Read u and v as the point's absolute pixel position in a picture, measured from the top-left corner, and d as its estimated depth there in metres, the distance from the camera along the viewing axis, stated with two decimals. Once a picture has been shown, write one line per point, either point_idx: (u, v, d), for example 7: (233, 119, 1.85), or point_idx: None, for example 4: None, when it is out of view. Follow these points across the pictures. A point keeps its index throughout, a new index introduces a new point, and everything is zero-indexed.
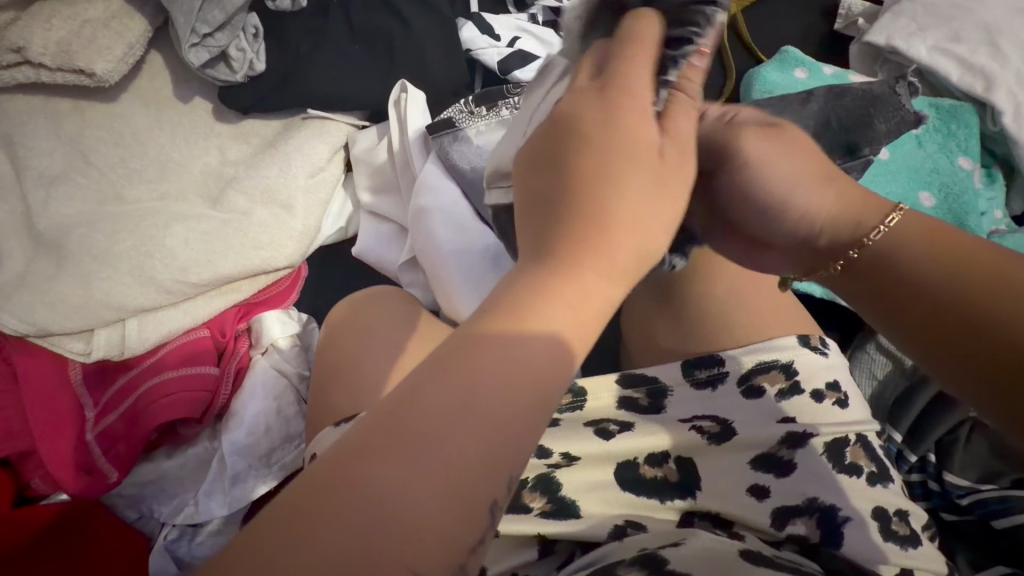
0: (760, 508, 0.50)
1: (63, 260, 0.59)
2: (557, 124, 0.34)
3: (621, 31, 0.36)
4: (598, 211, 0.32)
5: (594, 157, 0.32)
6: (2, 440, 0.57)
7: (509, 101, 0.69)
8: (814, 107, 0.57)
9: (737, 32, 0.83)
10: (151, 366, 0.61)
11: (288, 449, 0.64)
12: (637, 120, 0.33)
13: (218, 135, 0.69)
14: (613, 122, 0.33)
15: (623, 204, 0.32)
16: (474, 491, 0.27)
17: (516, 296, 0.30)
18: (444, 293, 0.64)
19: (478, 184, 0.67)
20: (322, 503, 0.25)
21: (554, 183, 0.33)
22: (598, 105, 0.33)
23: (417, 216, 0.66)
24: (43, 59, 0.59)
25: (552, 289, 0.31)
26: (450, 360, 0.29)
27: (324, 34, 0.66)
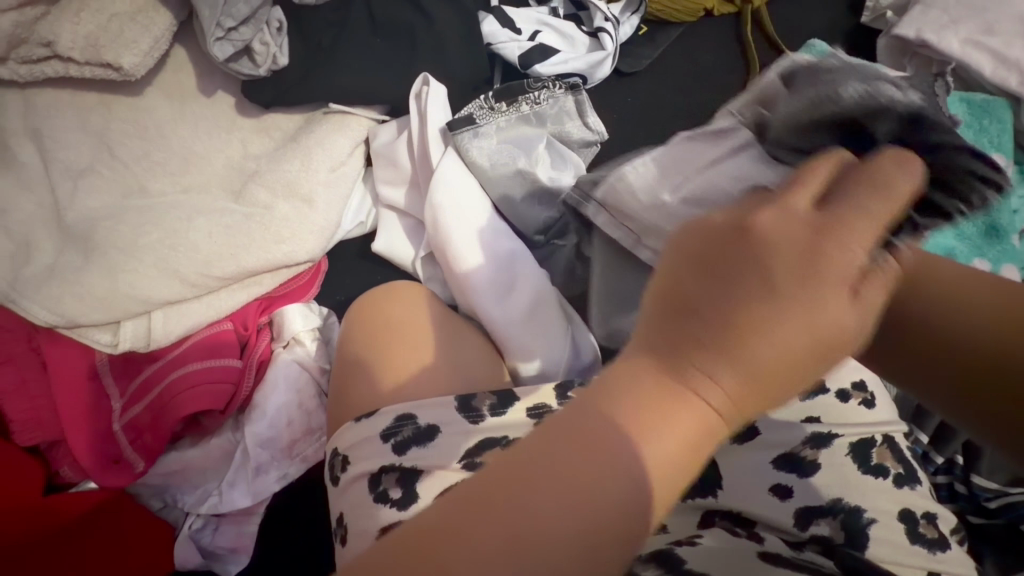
0: (783, 507, 0.49)
1: (90, 252, 0.60)
2: (741, 227, 0.30)
3: (887, 157, 0.33)
4: (739, 330, 0.28)
5: (770, 279, 0.29)
6: (33, 428, 0.58)
7: (529, 96, 0.69)
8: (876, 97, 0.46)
9: (761, 25, 0.82)
10: (175, 358, 0.61)
11: (310, 441, 0.65)
12: (838, 257, 0.29)
13: (240, 129, 0.69)
14: (809, 252, 0.29)
15: (775, 335, 0.28)
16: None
17: (636, 409, 0.29)
18: (462, 291, 0.64)
19: (500, 178, 0.67)
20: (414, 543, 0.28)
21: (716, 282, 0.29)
22: (801, 239, 0.29)
23: (432, 214, 0.65)
24: (72, 53, 0.60)
25: (666, 412, 0.29)
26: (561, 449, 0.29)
27: (348, 28, 0.66)
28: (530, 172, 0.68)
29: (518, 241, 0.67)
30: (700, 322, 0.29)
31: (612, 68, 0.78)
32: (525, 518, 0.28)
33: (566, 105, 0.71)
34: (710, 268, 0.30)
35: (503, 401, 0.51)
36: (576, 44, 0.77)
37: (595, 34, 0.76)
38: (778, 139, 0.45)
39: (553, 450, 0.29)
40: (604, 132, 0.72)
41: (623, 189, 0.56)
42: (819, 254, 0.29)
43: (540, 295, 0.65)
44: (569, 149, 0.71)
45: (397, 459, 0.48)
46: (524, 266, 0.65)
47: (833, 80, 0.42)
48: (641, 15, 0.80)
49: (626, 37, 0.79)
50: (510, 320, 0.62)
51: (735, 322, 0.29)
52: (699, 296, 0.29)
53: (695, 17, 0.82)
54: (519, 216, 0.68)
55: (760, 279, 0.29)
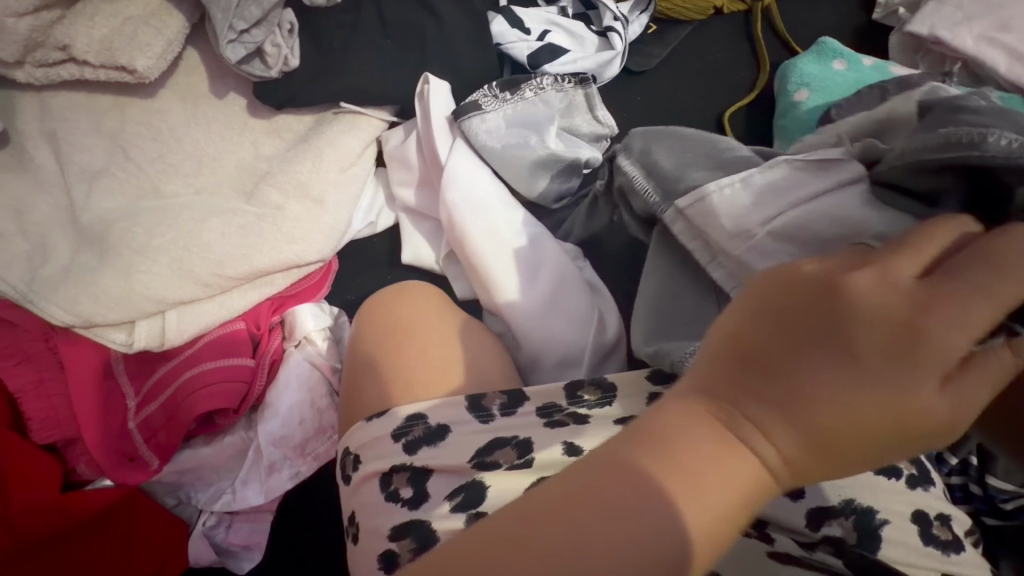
0: (794, 507, 0.48)
1: (105, 253, 0.61)
2: (833, 288, 0.30)
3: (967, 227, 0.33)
4: (812, 390, 0.29)
5: (851, 344, 0.29)
6: (51, 426, 0.60)
7: (533, 84, 0.70)
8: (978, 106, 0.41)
9: (771, 24, 0.82)
10: (190, 357, 0.62)
11: (322, 440, 0.65)
12: (938, 334, 0.28)
13: (252, 131, 0.70)
14: (901, 325, 0.29)
15: (847, 403, 0.28)
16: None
17: (694, 457, 0.30)
18: (484, 284, 0.65)
19: (512, 159, 0.68)
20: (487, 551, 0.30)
21: (797, 339, 0.30)
22: (892, 308, 0.29)
23: (445, 212, 0.66)
24: (87, 56, 0.61)
25: (721, 467, 0.30)
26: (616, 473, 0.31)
27: (359, 29, 0.67)
28: (543, 147, 0.69)
29: (538, 226, 0.66)
30: (773, 375, 0.30)
31: (621, 67, 0.78)
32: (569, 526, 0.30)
33: (576, 98, 0.72)
34: (793, 322, 0.30)
35: (512, 400, 0.51)
36: (585, 43, 0.77)
37: (604, 33, 0.76)
38: (886, 172, 0.39)
39: (610, 475, 0.31)
40: (614, 124, 0.72)
41: (709, 210, 0.45)
42: (914, 327, 0.28)
43: (564, 274, 0.63)
44: (579, 139, 0.72)
45: (408, 458, 0.49)
46: (545, 247, 0.64)
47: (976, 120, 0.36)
48: (650, 14, 0.80)
49: (636, 36, 0.79)
50: (534, 307, 0.62)
51: (805, 383, 0.29)
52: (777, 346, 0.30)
53: (704, 15, 0.82)
54: (537, 193, 0.69)
55: (844, 340, 0.29)
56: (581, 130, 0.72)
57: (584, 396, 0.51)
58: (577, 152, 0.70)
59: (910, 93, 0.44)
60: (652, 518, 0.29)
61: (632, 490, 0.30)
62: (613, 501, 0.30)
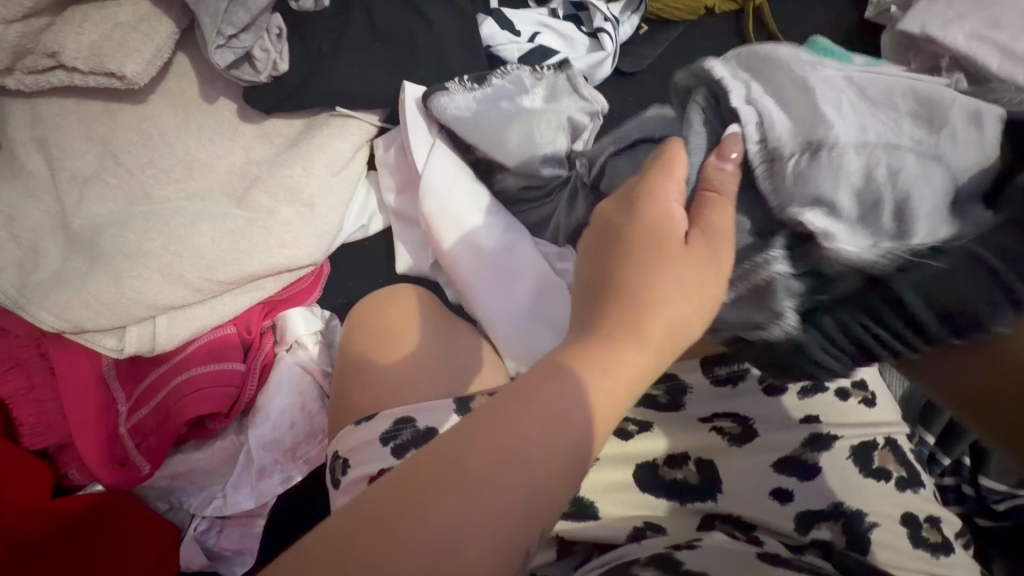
0: (783, 511, 0.49)
1: (96, 259, 0.61)
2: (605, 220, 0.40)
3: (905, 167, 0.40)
4: (622, 282, 0.37)
5: (624, 241, 0.38)
6: (42, 431, 0.60)
7: (500, 71, 0.68)
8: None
9: (764, 24, 0.81)
10: (180, 362, 0.62)
11: (313, 444, 0.65)
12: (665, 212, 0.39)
13: (242, 135, 0.70)
14: (650, 217, 0.38)
15: (675, 300, 0.36)
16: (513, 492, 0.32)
17: (582, 350, 0.35)
18: (467, 290, 0.65)
19: (492, 131, 0.65)
20: (429, 473, 0.31)
21: (602, 257, 0.39)
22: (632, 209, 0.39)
23: (426, 224, 0.66)
24: (76, 63, 0.61)
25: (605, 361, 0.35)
26: (532, 386, 0.34)
27: (348, 32, 0.67)
28: (522, 118, 0.65)
29: (519, 230, 0.66)
30: (600, 283, 0.38)
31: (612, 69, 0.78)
32: (508, 440, 0.32)
33: (558, 83, 0.69)
34: (606, 249, 0.39)
35: None
36: (576, 44, 0.76)
37: (595, 34, 0.76)
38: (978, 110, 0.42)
39: (527, 392, 0.34)
40: (603, 102, 0.68)
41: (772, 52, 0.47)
42: (655, 217, 0.38)
43: (548, 278, 0.64)
44: (561, 113, 0.67)
45: (396, 462, 0.49)
46: (523, 252, 0.65)
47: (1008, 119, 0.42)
48: (641, 15, 0.80)
49: (627, 36, 0.79)
50: (518, 313, 0.63)
51: (620, 279, 0.37)
52: (604, 266, 0.38)
53: (697, 15, 0.81)
54: (520, 159, 0.65)
55: (659, 248, 0.37)
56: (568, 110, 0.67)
57: None
58: (559, 119, 0.66)
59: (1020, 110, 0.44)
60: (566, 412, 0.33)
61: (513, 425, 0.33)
62: (500, 434, 0.32)
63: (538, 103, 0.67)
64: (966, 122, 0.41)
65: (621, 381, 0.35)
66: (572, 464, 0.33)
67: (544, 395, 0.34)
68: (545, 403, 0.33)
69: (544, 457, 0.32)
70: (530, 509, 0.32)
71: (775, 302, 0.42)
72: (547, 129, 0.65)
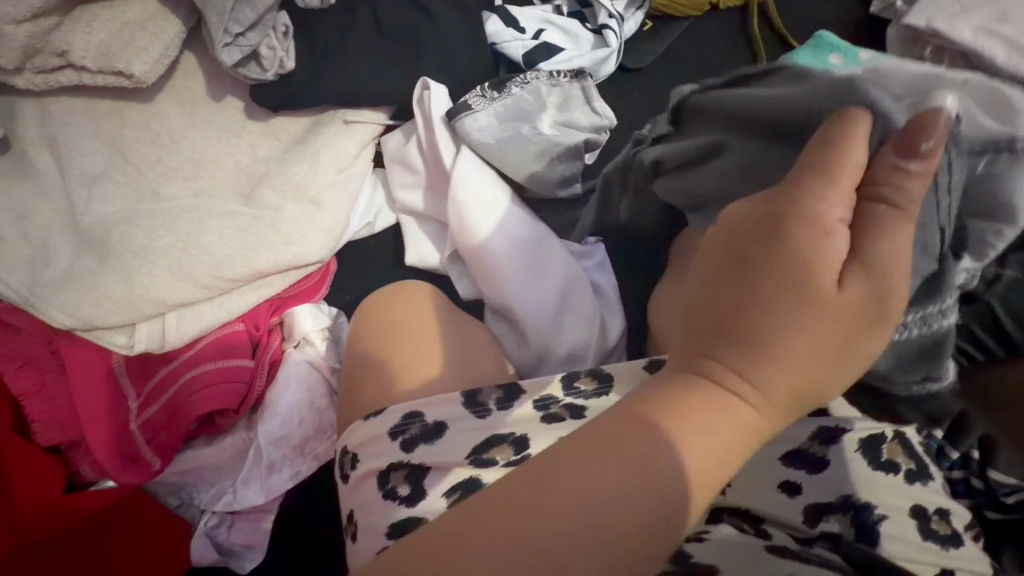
0: (792, 504, 0.49)
1: (106, 256, 0.62)
2: (761, 222, 0.34)
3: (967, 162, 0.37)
4: (751, 331, 0.33)
5: (760, 274, 0.33)
6: (54, 428, 0.60)
7: (519, 79, 0.70)
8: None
9: (768, 18, 0.81)
10: (189, 358, 0.63)
11: (322, 439, 0.65)
12: (819, 242, 0.32)
13: (249, 133, 0.70)
14: (802, 254, 0.32)
15: (795, 361, 0.33)
16: (592, 533, 0.31)
17: (682, 399, 0.33)
18: (489, 284, 0.65)
19: (513, 155, 0.69)
20: (518, 502, 0.32)
21: (735, 282, 0.34)
22: (774, 231, 0.33)
23: (455, 212, 0.66)
24: (85, 62, 0.62)
25: (704, 414, 0.33)
26: (632, 427, 0.33)
27: (353, 30, 0.67)
28: (538, 137, 0.70)
29: (540, 227, 0.67)
30: (727, 325, 0.34)
31: (617, 65, 0.78)
32: (598, 484, 0.32)
33: (572, 92, 0.73)
34: (738, 269, 0.34)
35: (509, 395, 0.52)
36: (581, 41, 0.76)
37: (599, 31, 0.76)
38: None
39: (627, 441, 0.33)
40: (612, 115, 0.72)
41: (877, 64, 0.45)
42: (804, 257, 0.32)
43: (571, 278, 0.65)
44: (577, 131, 0.72)
45: (406, 456, 0.49)
46: (548, 250, 0.66)
47: None
48: (645, 11, 0.80)
49: (631, 32, 0.79)
50: (541, 309, 0.64)
51: (745, 322, 0.33)
52: (731, 292, 0.34)
53: (702, 11, 0.81)
54: (537, 178, 0.70)
55: (792, 295, 0.32)
56: (581, 123, 0.72)
57: (582, 386, 0.51)
58: (574, 137, 0.71)
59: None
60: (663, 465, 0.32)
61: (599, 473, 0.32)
62: (581, 482, 0.32)
63: (554, 119, 0.71)
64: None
65: (722, 440, 0.33)
66: (657, 528, 0.32)
67: (638, 444, 0.32)
68: (642, 452, 0.32)
69: (628, 514, 0.31)
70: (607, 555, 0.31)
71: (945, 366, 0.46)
72: (564, 151, 0.70)
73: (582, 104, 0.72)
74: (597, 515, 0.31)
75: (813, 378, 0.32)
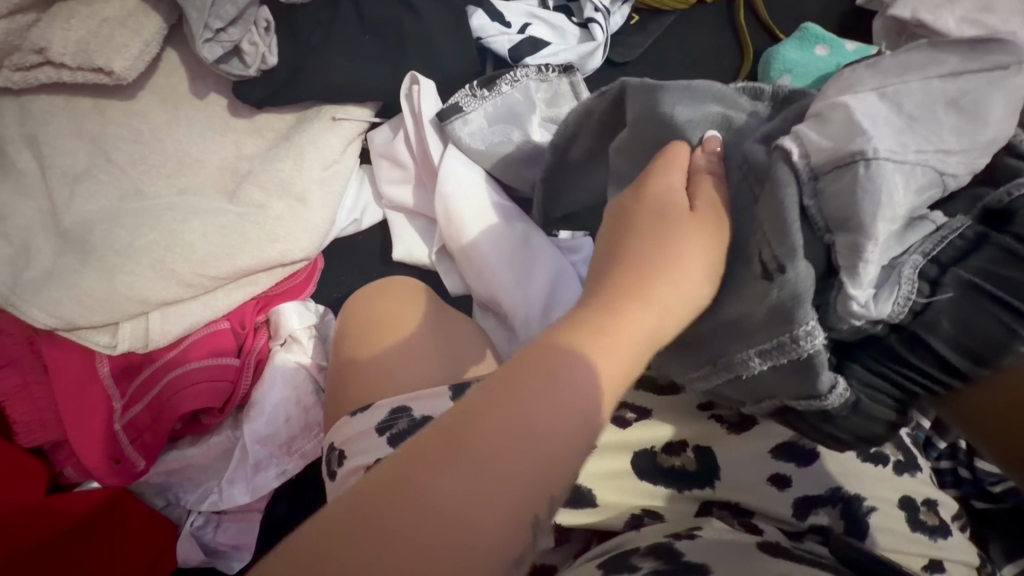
0: (781, 497, 0.48)
1: (87, 256, 0.61)
2: (638, 196, 0.41)
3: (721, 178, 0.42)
4: (633, 269, 0.38)
5: (639, 229, 0.40)
6: (37, 429, 0.60)
7: (509, 77, 0.67)
8: (899, 197, 0.33)
9: (755, 11, 0.81)
10: (174, 358, 0.62)
11: (309, 438, 0.65)
12: (669, 204, 0.40)
13: (233, 130, 0.70)
14: (663, 203, 0.40)
15: (675, 275, 0.38)
16: (523, 441, 0.32)
17: (577, 318, 0.37)
18: (480, 279, 0.65)
19: (501, 157, 0.66)
20: (457, 434, 0.32)
21: (622, 238, 0.40)
22: (651, 201, 0.40)
23: (444, 206, 0.65)
24: (64, 59, 0.61)
25: (596, 329, 0.36)
26: (538, 355, 0.35)
27: (337, 26, 0.67)
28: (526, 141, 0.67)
29: (528, 220, 0.66)
30: (610, 271, 0.39)
31: (604, 59, 0.77)
32: (524, 404, 0.33)
33: (561, 88, 0.70)
34: (630, 225, 0.41)
35: None
36: (567, 35, 0.76)
37: (586, 25, 0.76)
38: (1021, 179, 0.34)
39: (535, 367, 0.34)
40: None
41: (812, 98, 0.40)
42: (664, 211, 0.40)
43: (559, 273, 0.65)
44: None
45: (393, 451, 0.49)
46: (536, 240, 0.65)
47: (909, 171, 0.34)
48: (631, 5, 0.80)
49: (618, 27, 0.79)
50: (529, 300, 0.63)
51: (631, 254, 0.39)
52: (621, 240, 0.40)
53: (687, 3, 0.81)
54: (520, 180, 0.67)
55: (658, 220, 0.40)
56: None
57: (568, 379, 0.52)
58: None
59: (901, 158, 0.33)
60: (570, 378, 0.34)
61: (523, 404, 0.33)
62: (518, 407, 0.33)
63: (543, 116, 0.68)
64: (886, 185, 0.33)
65: (621, 361, 0.35)
66: (570, 439, 0.33)
67: (551, 363, 0.34)
68: (548, 366, 0.34)
69: (543, 428, 0.32)
70: (540, 466, 0.32)
71: (822, 377, 0.37)
72: None
73: (571, 100, 0.69)
74: (525, 429, 0.32)
75: (671, 295, 0.37)
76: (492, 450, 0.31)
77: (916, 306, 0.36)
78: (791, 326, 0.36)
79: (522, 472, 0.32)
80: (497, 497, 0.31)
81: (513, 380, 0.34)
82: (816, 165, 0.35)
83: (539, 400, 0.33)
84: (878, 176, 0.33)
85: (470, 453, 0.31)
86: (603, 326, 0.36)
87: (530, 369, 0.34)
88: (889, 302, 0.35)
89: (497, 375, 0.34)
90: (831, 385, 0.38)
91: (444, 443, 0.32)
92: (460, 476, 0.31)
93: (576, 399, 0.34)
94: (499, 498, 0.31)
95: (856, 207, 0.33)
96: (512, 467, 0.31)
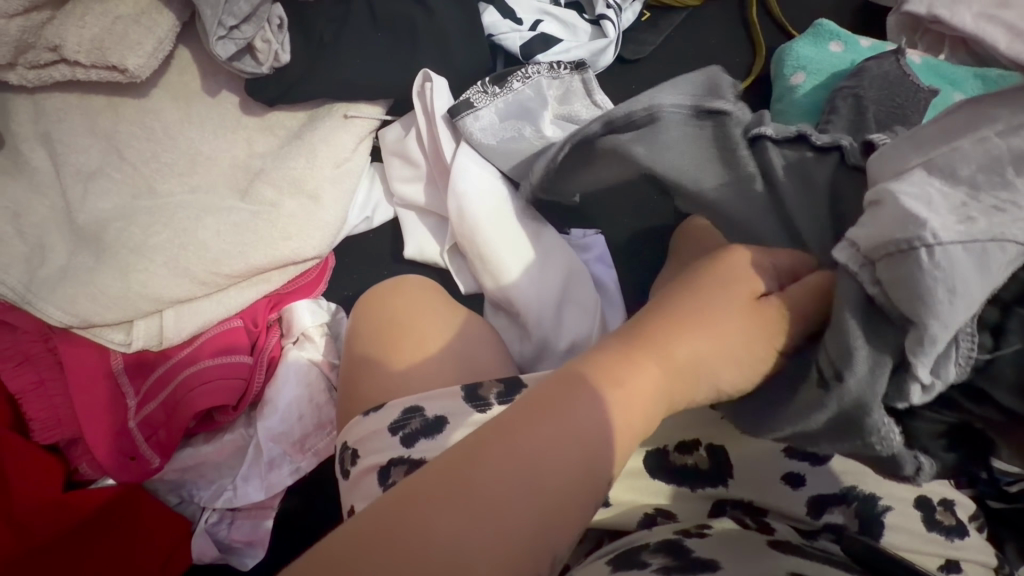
0: (795, 496, 0.48)
1: (102, 253, 0.61)
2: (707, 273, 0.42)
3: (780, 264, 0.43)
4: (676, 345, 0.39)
5: (692, 305, 0.41)
6: (53, 426, 0.60)
7: (521, 73, 0.67)
8: (970, 283, 0.32)
9: (767, 7, 0.80)
10: (187, 356, 0.62)
11: (321, 435, 0.65)
12: (731, 286, 0.41)
13: (244, 128, 0.70)
14: (727, 283, 0.41)
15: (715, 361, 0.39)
16: (531, 474, 0.32)
17: (601, 363, 0.38)
18: (495, 282, 0.64)
19: (513, 152, 0.65)
20: (469, 462, 0.33)
21: (673, 307, 0.41)
22: (714, 281, 0.41)
23: (456, 203, 0.65)
24: (78, 57, 0.61)
25: (617, 376, 0.37)
26: (557, 391, 0.36)
27: (350, 23, 0.66)
28: (539, 137, 0.66)
29: (539, 217, 0.66)
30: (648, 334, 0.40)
31: (615, 56, 0.77)
32: (536, 439, 0.33)
33: (573, 85, 0.70)
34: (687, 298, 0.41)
35: (510, 388, 0.51)
36: (579, 32, 0.76)
37: (597, 21, 0.76)
38: None
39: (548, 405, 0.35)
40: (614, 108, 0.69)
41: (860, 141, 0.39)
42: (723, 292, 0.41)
43: (571, 271, 0.65)
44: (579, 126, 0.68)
45: (407, 451, 0.49)
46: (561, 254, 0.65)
47: (986, 251, 0.32)
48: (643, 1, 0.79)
49: (630, 23, 0.79)
50: (544, 301, 0.63)
51: (679, 323, 0.40)
52: (673, 314, 0.41)
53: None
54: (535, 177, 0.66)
55: (714, 299, 0.40)
56: (581, 116, 0.69)
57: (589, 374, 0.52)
58: None
59: (974, 243, 0.32)
60: (582, 417, 0.35)
61: (529, 433, 0.34)
62: (530, 440, 0.33)
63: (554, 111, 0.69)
64: (952, 276, 0.32)
65: (637, 407, 0.36)
66: (579, 479, 0.33)
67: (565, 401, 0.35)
68: (563, 402, 0.35)
69: (554, 465, 0.33)
70: (546, 502, 0.32)
71: (904, 466, 0.39)
72: None
73: (581, 95, 0.70)
74: (535, 462, 0.33)
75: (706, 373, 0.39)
76: (502, 480, 0.32)
77: (979, 362, 0.35)
78: (863, 434, 0.38)
79: (529, 495, 0.32)
80: (500, 527, 0.31)
81: (529, 414, 0.35)
82: (871, 251, 0.35)
83: (553, 436, 0.34)
84: (943, 267, 0.32)
85: (478, 480, 0.32)
86: (626, 375, 0.37)
87: (546, 400, 0.35)
88: (950, 366, 0.34)
89: (514, 409, 0.35)
90: (918, 468, 0.39)
91: (454, 468, 0.32)
92: (467, 501, 0.31)
93: (584, 431, 0.34)
94: (503, 530, 0.31)
95: (918, 299, 0.33)
96: (515, 491, 0.32)
